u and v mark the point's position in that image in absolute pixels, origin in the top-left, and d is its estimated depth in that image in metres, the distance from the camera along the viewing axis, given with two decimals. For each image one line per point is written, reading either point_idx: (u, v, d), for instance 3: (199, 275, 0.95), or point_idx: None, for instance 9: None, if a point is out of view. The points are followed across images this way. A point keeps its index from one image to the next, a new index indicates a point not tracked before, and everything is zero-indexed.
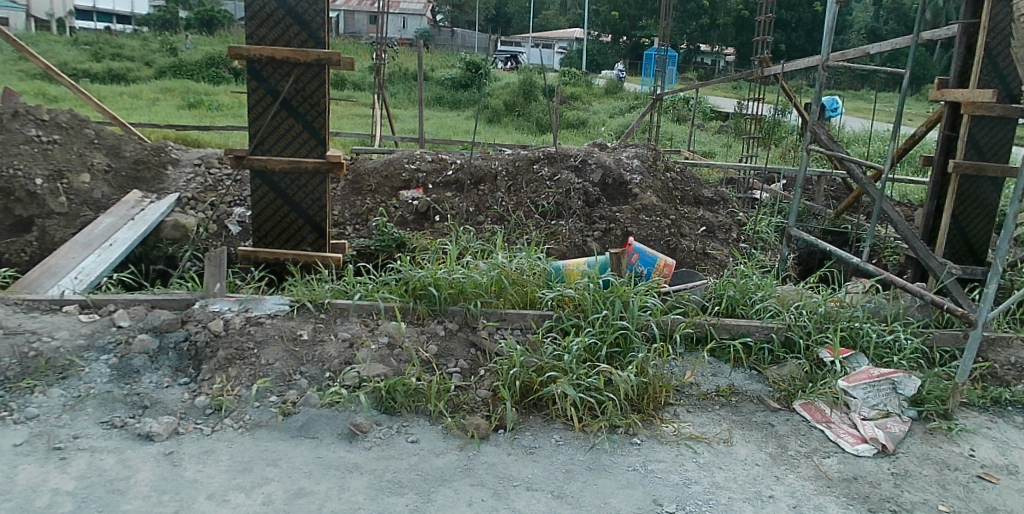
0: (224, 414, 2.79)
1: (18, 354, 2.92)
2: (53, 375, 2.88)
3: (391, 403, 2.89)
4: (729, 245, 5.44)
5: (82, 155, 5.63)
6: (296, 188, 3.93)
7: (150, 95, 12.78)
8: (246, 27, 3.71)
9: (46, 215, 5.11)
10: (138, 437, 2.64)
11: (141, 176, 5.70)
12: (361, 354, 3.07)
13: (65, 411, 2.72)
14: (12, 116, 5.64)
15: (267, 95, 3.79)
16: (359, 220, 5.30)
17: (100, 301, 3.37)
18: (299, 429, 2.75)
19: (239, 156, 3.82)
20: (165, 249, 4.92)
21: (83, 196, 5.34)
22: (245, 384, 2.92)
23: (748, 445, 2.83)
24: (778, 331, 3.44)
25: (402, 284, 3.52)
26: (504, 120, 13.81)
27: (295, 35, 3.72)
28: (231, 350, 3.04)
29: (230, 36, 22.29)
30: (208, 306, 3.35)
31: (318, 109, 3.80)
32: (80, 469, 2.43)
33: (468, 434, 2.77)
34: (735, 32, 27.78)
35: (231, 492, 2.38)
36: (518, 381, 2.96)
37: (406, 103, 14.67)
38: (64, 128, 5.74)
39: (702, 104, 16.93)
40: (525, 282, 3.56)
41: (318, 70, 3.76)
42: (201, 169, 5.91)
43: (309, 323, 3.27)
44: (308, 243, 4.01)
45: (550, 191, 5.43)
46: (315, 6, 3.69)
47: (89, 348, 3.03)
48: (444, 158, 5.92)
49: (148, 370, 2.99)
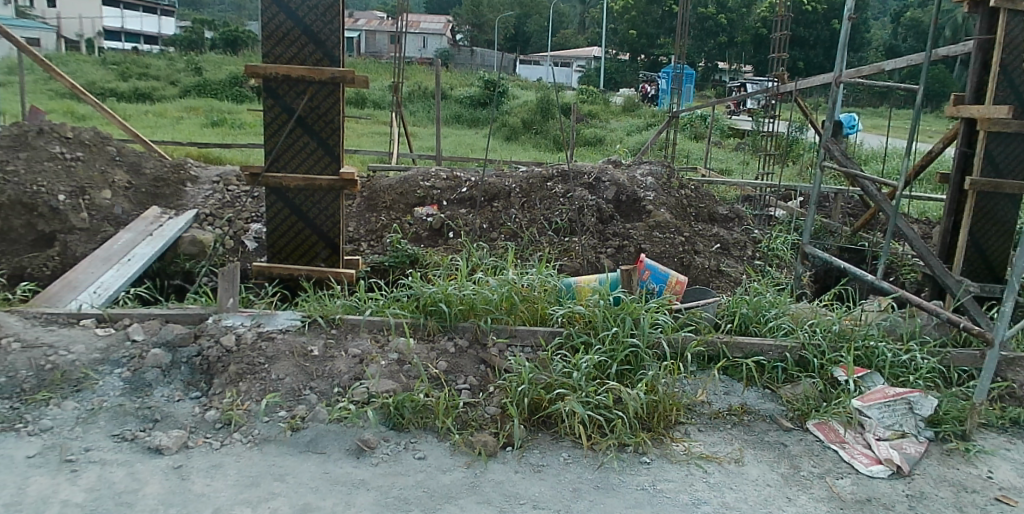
0: (233, 429, 2.80)
1: (35, 366, 2.96)
2: (68, 387, 2.91)
3: (399, 419, 2.89)
4: (743, 263, 5.41)
5: (104, 172, 5.72)
6: (311, 205, 3.96)
7: (174, 114, 13.02)
8: (263, 46, 3.76)
9: (68, 231, 5.17)
10: (147, 450, 2.65)
11: (160, 193, 5.80)
12: (371, 369, 3.08)
13: (78, 423, 2.75)
14: (38, 133, 5.72)
15: (282, 113, 3.84)
16: (374, 236, 5.30)
17: (115, 315, 3.40)
18: (307, 444, 2.75)
19: (254, 173, 3.86)
20: (182, 264, 4.98)
21: (104, 212, 5.41)
22: (255, 399, 2.94)
23: (760, 465, 2.78)
24: (792, 350, 3.40)
25: (413, 300, 3.54)
26: (523, 137, 13.86)
27: (311, 54, 3.77)
28: (242, 365, 3.06)
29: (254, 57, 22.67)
30: (222, 320, 3.37)
31: (333, 127, 3.84)
32: (89, 481, 2.45)
33: (475, 451, 2.75)
34: (753, 51, 27.85)
35: (238, 506, 2.38)
36: (526, 397, 2.95)
37: (424, 121, 14.80)
38: (87, 146, 5.85)
39: (720, 122, 16.94)
40: (536, 298, 3.57)
41: (333, 88, 3.80)
42: (220, 186, 6.01)
43: (320, 339, 3.29)
44: (322, 259, 4.03)
45: (564, 208, 5.42)
46: (331, 26, 3.73)
47: (104, 362, 3.05)
48: (459, 176, 5.95)
49: (161, 383, 3.01)
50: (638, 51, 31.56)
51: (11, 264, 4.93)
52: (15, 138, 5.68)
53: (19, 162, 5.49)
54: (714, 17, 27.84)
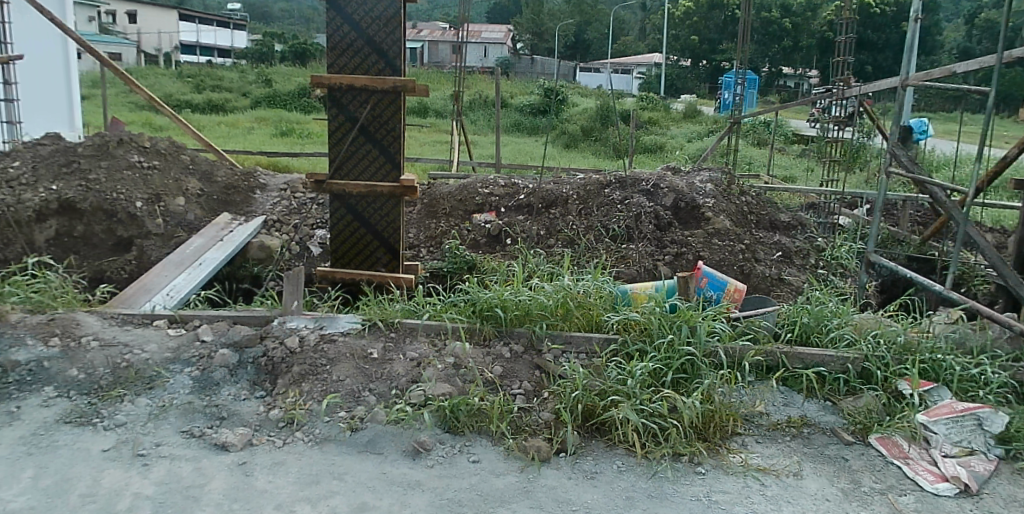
0: (295, 428, 2.90)
1: (112, 364, 3.13)
2: (141, 385, 3.05)
3: (455, 422, 2.94)
4: (805, 272, 5.29)
5: (178, 180, 5.97)
6: (372, 211, 4.06)
7: (246, 124, 13.53)
8: (328, 56, 3.88)
9: (144, 236, 5.44)
10: (214, 446, 2.77)
11: (231, 200, 6.04)
12: (428, 372, 3.14)
13: (150, 419, 2.88)
14: (118, 143, 6.01)
15: (346, 122, 3.95)
16: (433, 242, 5.39)
17: (187, 316, 3.57)
18: (365, 444, 2.82)
19: (318, 181, 3.98)
20: (250, 269, 5.18)
21: (178, 218, 5.67)
22: (316, 399, 3.03)
23: (819, 479, 2.71)
24: (854, 362, 3.30)
25: (470, 305, 3.60)
26: (582, 144, 13.86)
27: (373, 64, 3.88)
28: (305, 366, 3.16)
29: (322, 68, 23.38)
30: (286, 322, 3.49)
31: (394, 135, 3.94)
32: (159, 475, 2.58)
33: (528, 456, 2.77)
34: (818, 55, 27.13)
35: (298, 503, 2.47)
36: (580, 404, 2.96)
37: (484, 130, 14.97)
38: (163, 154, 6.12)
39: (783, 129, 16.56)
40: (591, 305, 3.58)
41: (394, 97, 3.90)
42: (287, 193, 6.22)
43: (379, 342, 3.37)
44: (383, 264, 4.13)
45: (621, 215, 5.40)
46: (392, 36, 3.83)
47: (174, 361, 3.20)
48: (517, 183, 6.00)
49: (228, 382, 3.13)
50: (700, 58, 31.14)
51: (92, 267, 5.23)
52: (96, 147, 5.97)
53: (100, 170, 5.77)
54: (778, 21, 27.23)
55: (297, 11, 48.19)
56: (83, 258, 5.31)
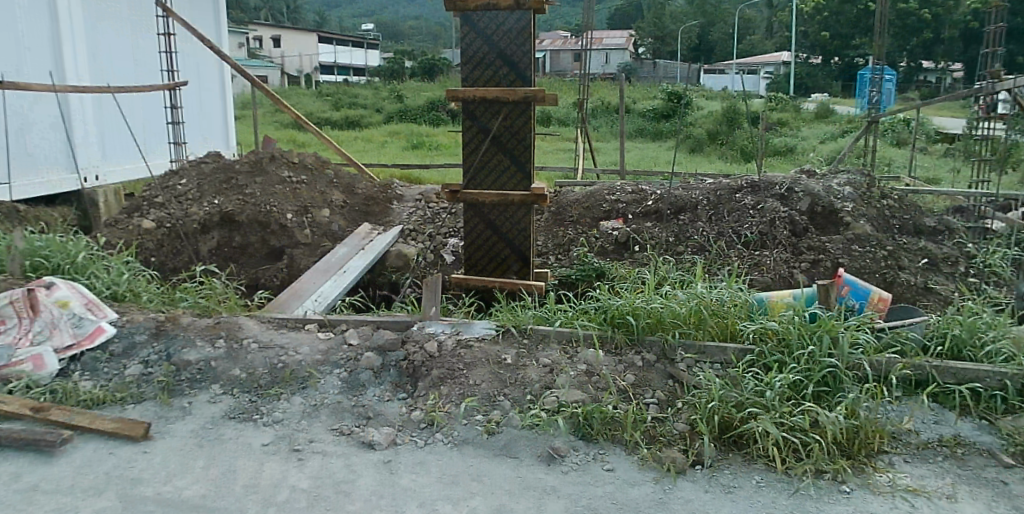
0: (436, 429, 3.01)
1: (270, 365, 3.32)
2: (295, 385, 3.24)
3: (588, 430, 2.96)
4: (957, 280, 4.92)
5: (324, 193, 6.38)
6: (504, 219, 4.14)
7: (379, 138, 14.25)
8: (462, 70, 4.02)
9: (294, 245, 5.83)
10: (362, 445, 2.92)
11: (371, 210, 6.36)
12: (561, 379, 3.17)
13: (303, 416, 3.07)
14: (271, 159, 6.50)
15: (478, 133, 4.05)
16: (561, 250, 5.44)
17: (335, 321, 3.78)
18: (502, 448, 2.89)
19: (453, 190, 4.09)
20: (389, 276, 5.44)
21: (323, 228, 6.03)
22: (455, 402, 3.13)
23: (977, 504, 2.51)
24: (1014, 378, 3.05)
25: (601, 312, 3.62)
26: (707, 149, 13.54)
27: (504, 76, 3.98)
28: (444, 370, 3.27)
29: (449, 82, 24.20)
30: (425, 328, 3.62)
31: (525, 145, 4.01)
32: (313, 469, 2.75)
33: (663, 466, 2.74)
34: (967, 45, 25.07)
35: (440, 502, 2.56)
36: (716, 415, 2.91)
37: (607, 136, 14.96)
38: (310, 170, 6.57)
39: (928, 126, 15.44)
40: (725, 313, 3.49)
41: (525, 107, 3.97)
42: (422, 204, 6.48)
43: (513, 348, 3.44)
44: (514, 272, 4.18)
45: (754, 220, 5.23)
46: (523, 48, 3.92)
47: (325, 362, 3.38)
48: (644, 189, 5.94)
49: (373, 383, 3.28)
50: (832, 54, 29.60)
51: (248, 273, 5.67)
52: (252, 162, 6.45)
53: (255, 185, 6.20)
54: (918, 12, 25.43)
55: (421, 28, 50.17)
56: (241, 265, 5.75)
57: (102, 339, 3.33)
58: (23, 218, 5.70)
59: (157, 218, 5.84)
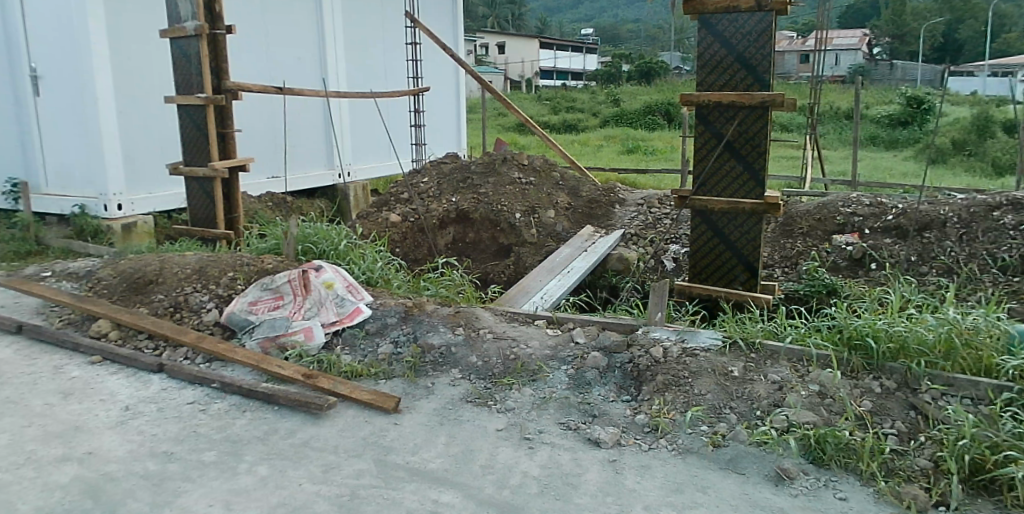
0: (660, 435, 3.00)
1: (503, 356, 3.49)
2: (526, 376, 3.38)
3: (820, 454, 2.79)
4: None
5: (550, 194, 6.51)
6: (733, 227, 4.03)
7: (594, 144, 14.55)
8: (697, 75, 3.98)
9: (521, 243, 5.99)
10: (588, 441, 2.98)
11: (594, 214, 6.41)
12: (791, 398, 3.04)
13: (533, 407, 3.19)
14: (503, 161, 6.73)
15: (711, 138, 3.98)
16: (789, 263, 5.20)
17: (562, 318, 3.88)
18: (727, 461, 2.82)
19: (682, 196, 4.05)
20: (610, 279, 5.54)
21: (549, 229, 6.14)
22: (679, 410, 3.11)
23: None
24: None
25: (836, 332, 3.42)
26: (954, 161, 12.23)
27: (742, 80, 3.88)
28: (669, 376, 3.25)
29: (664, 87, 24.07)
30: (650, 332, 3.61)
31: (760, 151, 3.89)
32: (544, 458, 2.86)
33: (903, 503, 2.54)
34: None
35: (665, 507, 2.54)
36: (968, 455, 2.65)
37: (835, 145, 14.04)
38: (538, 172, 6.74)
39: None
40: (980, 345, 3.14)
41: (762, 112, 3.85)
42: (644, 208, 6.47)
43: (740, 361, 3.34)
44: (739, 282, 4.06)
45: (1015, 242, 4.66)
46: (763, 51, 3.80)
47: (553, 358, 3.50)
48: (885, 202, 5.46)
49: (598, 383, 3.33)
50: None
51: (479, 269, 5.93)
52: (486, 164, 6.74)
53: (488, 185, 6.46)
54: None
55: (630, 32, 50.27)
56: (474, 260, 6.04)
57: (360, 318, 3.71)
58: (291, 208, 6.73)
59: (402, 213, 6.27)
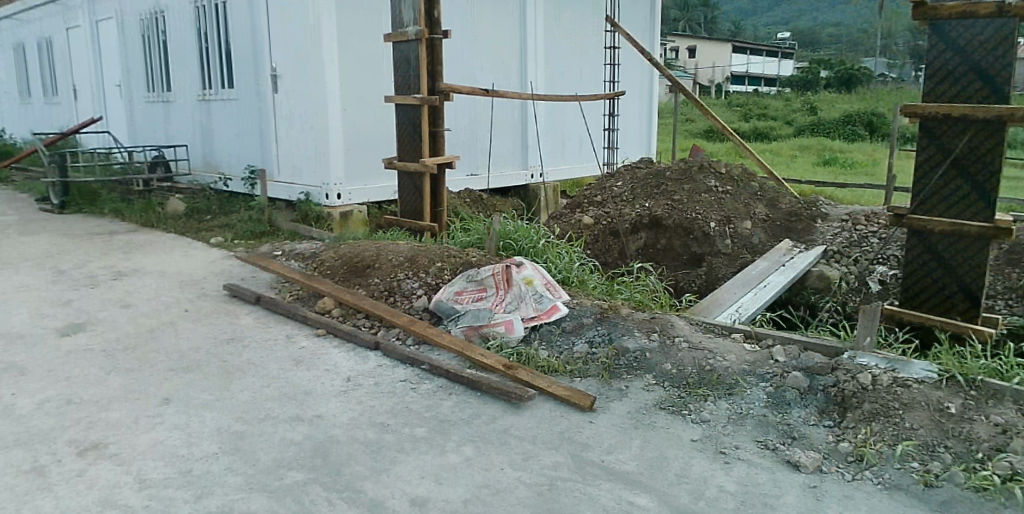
0: (865, 466, 2.81)
1: (698, 366, 3.49)
2: (722, 390, 3.35)
3: None
4: None
5: (747, 205, 6.33)
6: (954, 251, 3.76)
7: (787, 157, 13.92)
8: (923, 85, 3.72)
9: (714, 254, 5.87)
10: (787, 463, 2.86)
11: (793, 227, 6.16)
12: (1019, 444, 2.73)
13: (730, 422, 3.16)
14: (699, 169, 6.61)
15: (935, 154, 3.73)
16: (1013, 294, 4.83)
17: (761, 334, 3.82)
18: (939, 503, 2.57)
19: (898, 215, 3.86)
20: (808, 297, 5.36)
21: (745, 241, 5.99)
22: (887, 442, 2.89)
23: None
24: None
25: None
26: None
27: (975, 90, 3.58)
28: (876, 405, 3.05)
29: (869, 96, 22.45)
30: (855, 357, 3.45)
31: (992, 169, 3.58)
32: (740, 475, 2.78)
33: None
34: None
35: None
36: None
37: None
38: (736, 182, 6.55)
39: None
40: None
41: (997, 127, 3.54)
42: (849, 224, 6.11)
43: (959, 398, 3.08)
44: (959, 312, 3.81)
45: None
46: (1003, 59, 3.47)
47: (751, 373, 3.44)
48: None
49: (798, 404, 3.22)
50: None
51: (670, 276, 5.90)
52: (681, 171, 6.66)
53: (683, 192, 6.37)
54: None
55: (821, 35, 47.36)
56: (666, 268, 6.01)
57: (557, 316, 3.90)
58: (487, 204, 7.28)
59: (596, 215, 6.49)
